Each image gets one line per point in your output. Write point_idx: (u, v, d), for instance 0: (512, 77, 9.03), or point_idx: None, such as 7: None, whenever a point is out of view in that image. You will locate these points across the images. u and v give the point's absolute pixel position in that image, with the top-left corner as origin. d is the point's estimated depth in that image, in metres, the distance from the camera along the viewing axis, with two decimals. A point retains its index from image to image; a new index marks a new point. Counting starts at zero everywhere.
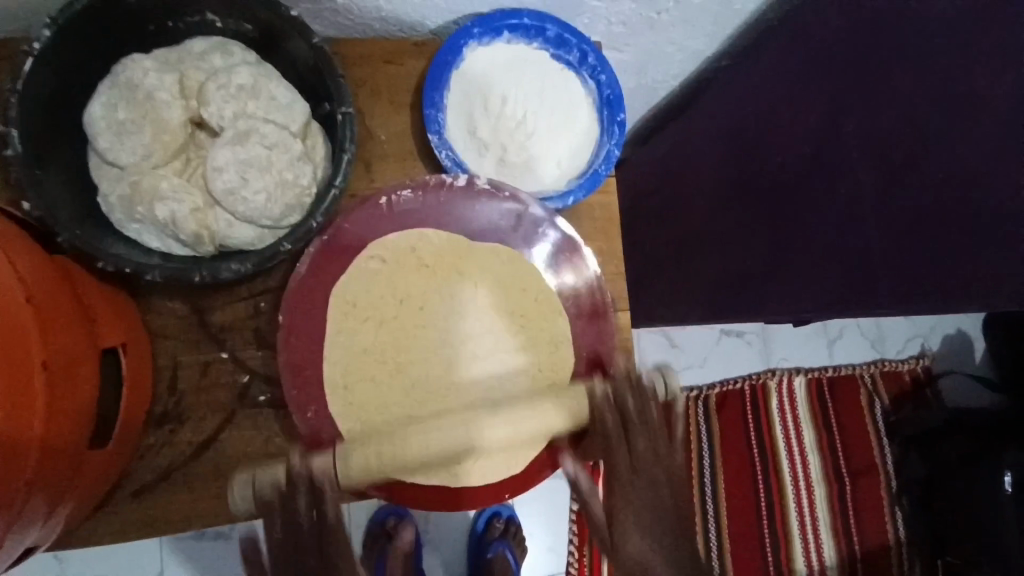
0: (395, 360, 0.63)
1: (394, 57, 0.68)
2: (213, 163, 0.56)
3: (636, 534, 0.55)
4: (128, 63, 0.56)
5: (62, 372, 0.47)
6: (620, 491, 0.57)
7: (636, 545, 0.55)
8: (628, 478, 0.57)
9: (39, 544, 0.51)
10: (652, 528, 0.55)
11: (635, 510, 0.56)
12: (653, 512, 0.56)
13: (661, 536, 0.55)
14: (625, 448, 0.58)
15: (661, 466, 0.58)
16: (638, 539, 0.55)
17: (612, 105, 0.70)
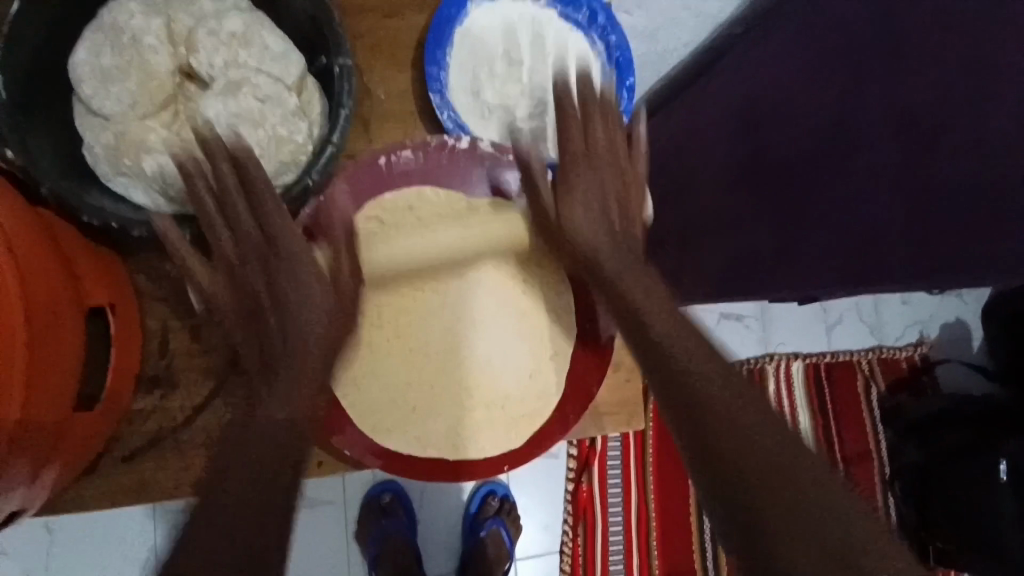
0: (391, 329, 0.63)
1: (395, 13, 0.65)
2: (204, 115, 0.54)
3: (579, 209, 0.56)
4: (117, 6, 0.54)
5: (44, 330, 0.45)
6: (571, 182, 0.56)
7: (579, 196, 0.55)
8: (586, 208, 0.55)
9: (25, 508, 0.50)
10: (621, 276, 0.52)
11: (591, 228, 0.54)
12: (604, 228, 0.54)
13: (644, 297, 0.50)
14: (585, 168, 0.56)
15: (611, 189, 0.56)
16: (589, 229, 0.55)
17: (621, 68, 0.68)
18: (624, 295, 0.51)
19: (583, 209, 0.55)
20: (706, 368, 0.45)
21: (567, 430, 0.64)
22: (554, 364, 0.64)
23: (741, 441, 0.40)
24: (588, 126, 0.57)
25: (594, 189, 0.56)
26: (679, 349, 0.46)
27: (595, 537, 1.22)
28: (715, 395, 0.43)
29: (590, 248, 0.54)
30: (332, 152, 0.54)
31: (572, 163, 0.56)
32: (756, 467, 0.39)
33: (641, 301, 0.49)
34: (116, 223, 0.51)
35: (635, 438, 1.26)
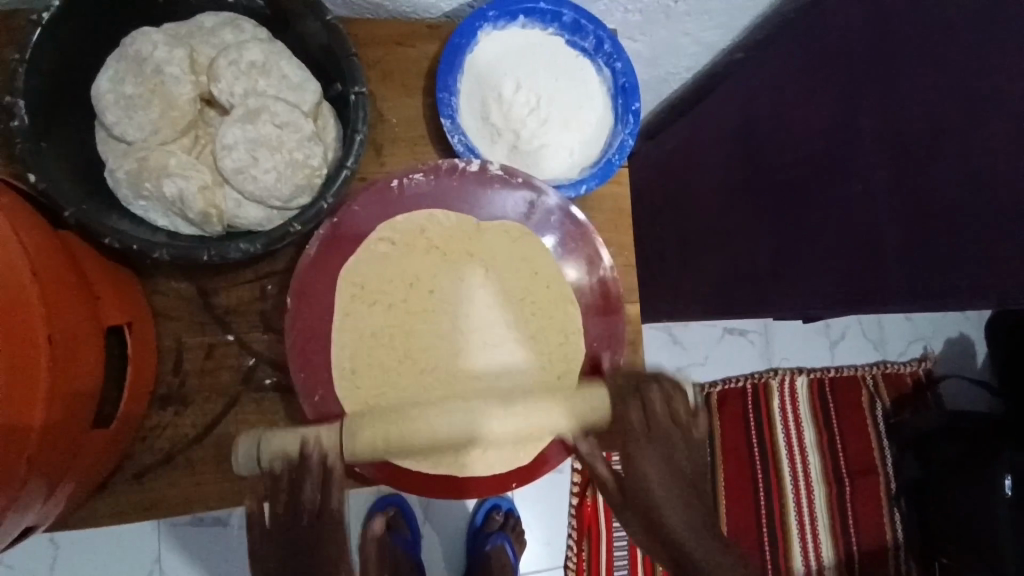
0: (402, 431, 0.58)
1: (406, 40, 0.67)
2: (222, 141, 0.55)
3: (647, 467, 0.54)
4: (137, 36, 0.55)
5: (64, 348, 0.46)
6: (655, 503, 0.52)
7: (645, 484, 0.53)
8: (657, 472, 0.53)
9: (38, 524, 0.51)
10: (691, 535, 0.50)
11: (657, 492, 0.52)
12: (671, 493, 0.52)
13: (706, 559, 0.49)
14: (647, 447, 0.55)
15: (675, 475, 0.54)
16: (659, 485, 0.53)
17: (627, 93, 0.69)
18: (666, 517, 0.51)
19: (651, 471, 0.53)
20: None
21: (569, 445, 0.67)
22: (560, 382, 0.65)
23: None
24: (649, 405, 0.58)
25: (660, 472, 0.53)
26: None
27: (599, 552, 1.22)
28: None
29: (655, 508, 0.52)
30: (347, 177, 0.55)
31: (636, 446, 0.55)
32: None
33: (700, 553, 0.49)
34: (135, 246, 0.51)
35: None
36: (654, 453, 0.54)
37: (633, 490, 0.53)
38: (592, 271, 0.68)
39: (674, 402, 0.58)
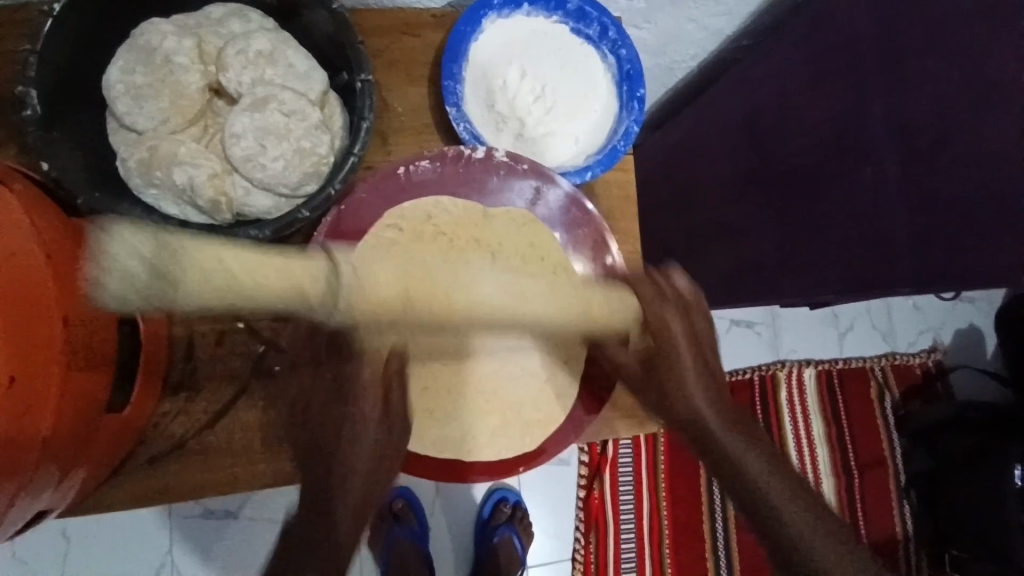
0: (433, 305, 0.61)
1: (412, 28, 0.67)
2: (231, 129, 0.56)
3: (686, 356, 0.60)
4: (147, 26, 0.56)
5: (78, 334, 0.47)
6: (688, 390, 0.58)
7: (676, 367, 0.59)
8: (693, 368, 0.59)
9: (52, 508, 0.52)
10: (708, 410, 0.58)
11: (686, 373, 0.59)
12: (694, 362, 0.59)
13: (710, 406, 0.58)
14: (684, 350, 0.59)
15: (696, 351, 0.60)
16: (692, 371, 0.59)
17: (632, 80, 0.69)
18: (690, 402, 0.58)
19: (680, 334, 0.60)
20: (778, 480, 0.55)
21: (577, 429, 0.68)
22: (562, 364, 0.69)
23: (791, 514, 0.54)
24: (670, 286, 0.62)
25: (685, 331, 0.60)
26: (733, 440, 0.57)
27: (607, 545, 1.22)
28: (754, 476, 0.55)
29: (677, 370, 0.59)
30: (354, 164, 0.55)
31: (667, 318, 0.60)
32: (807, 544, 0.53)
33: (716, 432, 0.57)
34: None
35: (645, 443, 1.28)
36: (686, 345, 0.60)
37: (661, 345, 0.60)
38: (599, 258, 0.69)
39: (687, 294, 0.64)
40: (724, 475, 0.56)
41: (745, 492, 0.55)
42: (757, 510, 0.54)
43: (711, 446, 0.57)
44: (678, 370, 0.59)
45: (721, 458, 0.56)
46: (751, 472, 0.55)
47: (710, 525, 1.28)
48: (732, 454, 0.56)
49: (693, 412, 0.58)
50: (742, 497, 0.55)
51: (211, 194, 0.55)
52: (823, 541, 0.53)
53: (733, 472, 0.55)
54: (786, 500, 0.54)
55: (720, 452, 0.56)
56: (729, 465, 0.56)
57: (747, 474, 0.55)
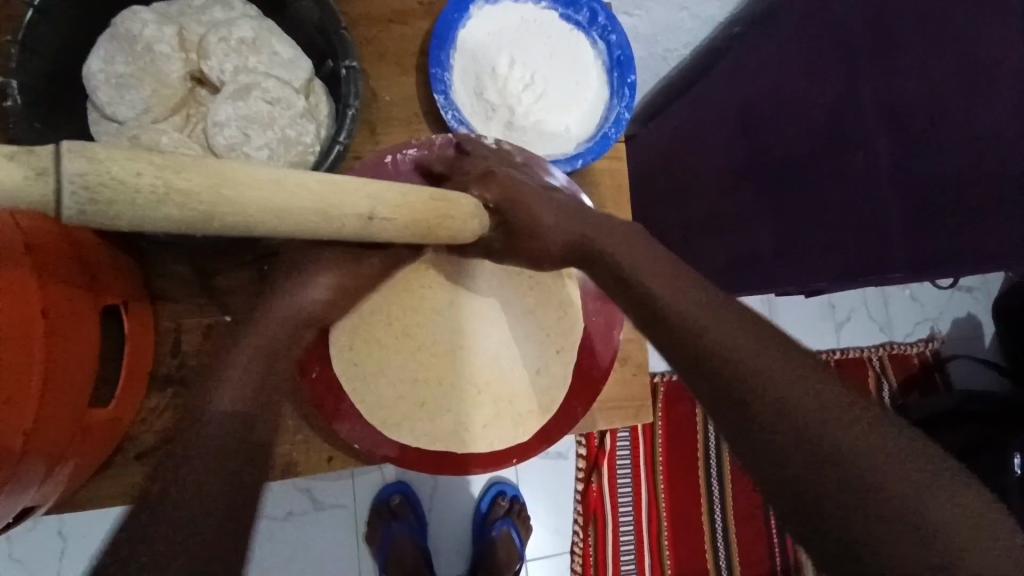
0: (222, 168, 0.31)
1: (400, 17, 0.67)
2: (214, 118, 0.55)
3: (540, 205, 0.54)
4: (127, 14, 0.55)
5: (64, 327, 0.47)
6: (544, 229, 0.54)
7: (533, 220, 0.54)
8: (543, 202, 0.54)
9: (39, 504, 0.51)
10: (561, 221, 0.54)
11: (537, 212, 0.54)
12: (556, 208, 0.55)
13: (577, 231, 0.54)
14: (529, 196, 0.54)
15: (553, 199, 0.55)
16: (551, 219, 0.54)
17: (622, 66, 0.69)
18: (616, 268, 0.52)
19: (522, 185, 0.55)
20: (734, 332, 0.45)
21: (574, 420, 0.66)
22: (556, 354, 0.67)
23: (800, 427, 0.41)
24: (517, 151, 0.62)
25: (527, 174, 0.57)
26: (616, 247, 0.52)
27: (606, 538, 1.22)
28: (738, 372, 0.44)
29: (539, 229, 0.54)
30: (340, 152, 0.54)
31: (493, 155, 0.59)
32: (809, 426, 0.41)
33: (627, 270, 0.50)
34: None
35: (643, 436, 1.28)
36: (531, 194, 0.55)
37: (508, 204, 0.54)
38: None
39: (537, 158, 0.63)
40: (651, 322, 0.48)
41: (716, 385, 0.44)
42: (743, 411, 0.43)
43: (656, 311, 0.48)
44: (532, 216, 0.54)
45: (659, 320, 0.47)
46: (701, 324, 0.46)
47: (709, 517, 1.28)
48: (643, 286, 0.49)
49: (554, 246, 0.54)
50: (696, 368, 0.45)
51: None
52: (816, 405, 0.41)
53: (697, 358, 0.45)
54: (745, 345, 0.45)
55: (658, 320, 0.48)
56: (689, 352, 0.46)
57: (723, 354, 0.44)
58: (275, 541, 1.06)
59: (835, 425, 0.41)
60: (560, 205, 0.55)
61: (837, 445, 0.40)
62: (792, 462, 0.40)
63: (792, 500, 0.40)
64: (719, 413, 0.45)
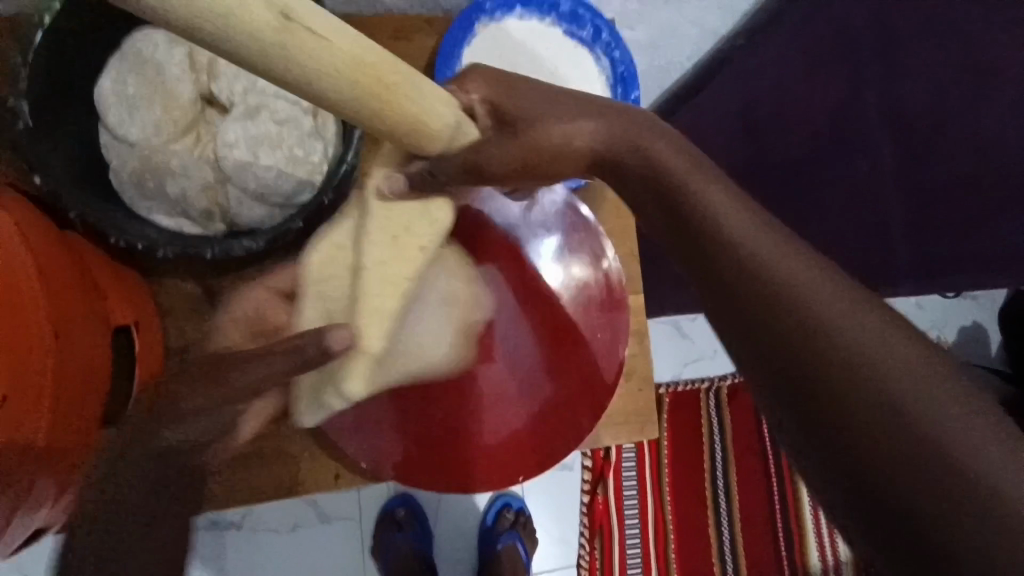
0: None
1: (405, 34, 0.67)
2: (224, 138, 0.56)
3: (547, 115, 0.43)
4: (140, 36, 0.56)
5: (73, 344, 0.47)
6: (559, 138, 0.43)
7: (547, 126, 0.43)
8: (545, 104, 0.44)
9: (50, 526, 0.51)
10: (580, 125, 0.44)
11: (547, 119, 0.43)
12: (566, 110, 0.44)
13: (601, 133, 0.44)
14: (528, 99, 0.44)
15: (562, 102, 0.44)
16: (560, 127, 0.43)
17: (626, 82, 0.70)
18: (656, 164, 0.42)
19: (519, 85, 0.45)
20: (801, 265, 0.36)
21: (577, 437, 0.66)
22: (566, 369, 0.68)
23: (885, 405, 0.32)
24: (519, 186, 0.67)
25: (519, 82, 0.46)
26: (661, 147, 0.42)
27: (612, 550, 1.21)
28: (826, 332, 0.33)
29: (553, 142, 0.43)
30: (349, 172, 0.55)
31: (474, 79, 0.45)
32: (914, 415, 0.31)
33: (671, 169, 0.41)
34: (142, 244, 0.51)
35: (649, 447, 1.28)
36: (534, 97, 0.44)
37: (509, 118, 0.43)
38: (596, 265, 0.70)
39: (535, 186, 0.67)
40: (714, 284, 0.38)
41: (801, 374, 0.34)
42: (826, 402, 0.33)
43: (711, 242, 0.38)
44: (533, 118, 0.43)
45: (736, 283, 0.37)
46: (801, 289, 0.35)
47: (716, 528, 1.27)
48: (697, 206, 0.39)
49: (568, 143, 0.44)
50: (789, 354, 0.34)
51: (204, 210, 0.56)
52: (919, 373, 0.32)
53: (788, 340, 0.34)
54: (852, 316, 0.34)
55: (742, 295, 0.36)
56: (781, 334, 0.34)
57: (823, 329, 0.34)
58: (281, 551, 1.06)
59: (949, 418, 0.31)
60: (573, 106, 0.44)
61: (923, 435, 0.31)
62: (878, 450, 0.31)
63: (862, 491, 0.32)
64: (789, 409, 0.34)
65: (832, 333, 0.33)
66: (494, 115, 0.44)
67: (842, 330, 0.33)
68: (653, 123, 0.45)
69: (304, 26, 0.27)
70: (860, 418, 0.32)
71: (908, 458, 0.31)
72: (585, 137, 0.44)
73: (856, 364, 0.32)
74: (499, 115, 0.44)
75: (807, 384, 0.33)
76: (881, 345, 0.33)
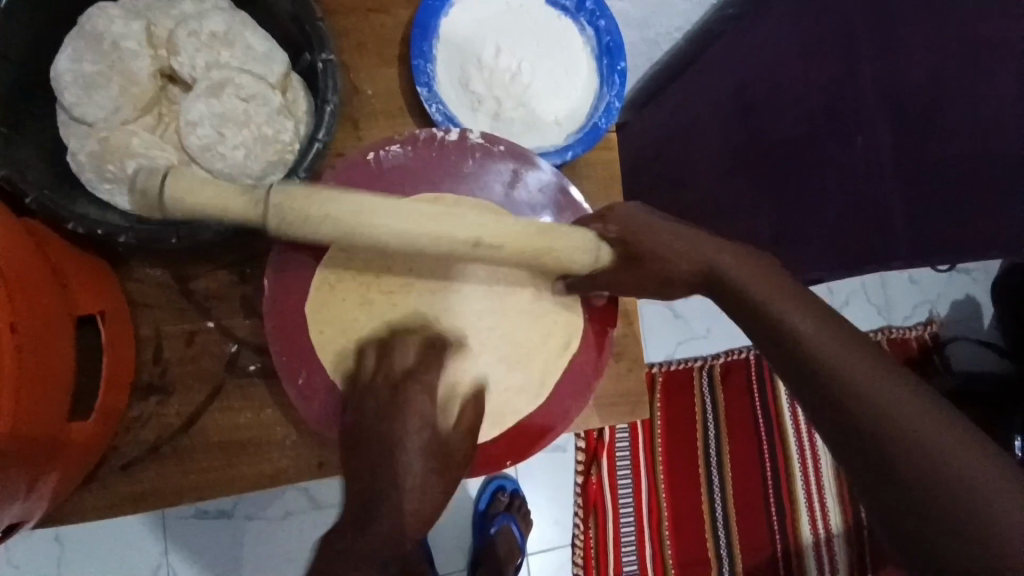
0: (352, 214, 0.42)
1: (381, 6, 0.65)
2: (186, 116, 0.53)
3: (663, 239, 0.56)
4: (94, 11, 0.53)
5: (37, 337, 0.45)
6: (672, 264, 0.55)
7: (669, 260, 0.55)
8: (672, 237, 0.56)
9: (25, 519, 0.50)
10: (690, 248, 0.55)
11: (670, 248, 0.55)
12: (680, 241, 0.55)
13: (709, 252, 0.54)
14: (657, 233, 0.56)
15: (672, 237, 0.56)
16: (677, 255, 0.55)
17: (612, 53, 0.67)
18: (762, 295, 0.50)
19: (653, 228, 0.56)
20: (826, 329, 0.46)
21: (568, 417, 0.66)
22: (559, 348, 0.66)
23: (881, 420, 0.41)
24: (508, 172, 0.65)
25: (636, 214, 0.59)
26: (748, 269, 0.52)
27: (606, 529, 1.21)
28: (830, 367, 0.44)
29: (666, 267, 0.55)
30: (321, 149, 0.52)
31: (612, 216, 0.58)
32: (905, 429, 0.40)
33: (745, 282, 0.51)
34: (102, 230, 0.49)
35: (643, 428, 1.27)
36: (662, 235, 0.56)
37: (644, 248, 0.56)
38: None
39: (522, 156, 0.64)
40: (788, 370, 0.47)
41: (815, 389, 0.45)
42: (837, 414, 0.43)
43: (778, 327, 0.48)
44: (664, 249, 0.55)
45: (783, 351, 0.47)
46: (821, 348, 0.45)
47: (710, 506, 1.27)
48: (779, 319, 0.48)
49: (681, 279, 0.56)
50: (837, 422, 0.43)
51: None
52: (907, 398, 0.42)
53: (811, 373, 0.45)
54: (863, 365, 0.44)
55: (806, 377, 0.45)
56: (808, 370, 0.45)
57: (839, 372, 0.44)
58: (274, 540, 1.05)
59: (939, 437, 0.40)
60: (688, 236, 0.56)
61: (913, 447, 0.40)
62: (884, 456, 0.41)
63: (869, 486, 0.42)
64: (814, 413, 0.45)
65: (839, 369, 0.44)
66: (624, 248, 0.56)
67: (855, 373, 0.43)
68: (767, 259, 0.54)
69: (488, 245, 0.45)
70: (868, 452, 0.41)
71: (921, 487, 0.39)
72: (695, 265, 0.54)
73: (866, 394, 0.42)
74: (630, 253, 0.56)
75: (837, 428, 0.43)
76: (884, 382, 0.43)
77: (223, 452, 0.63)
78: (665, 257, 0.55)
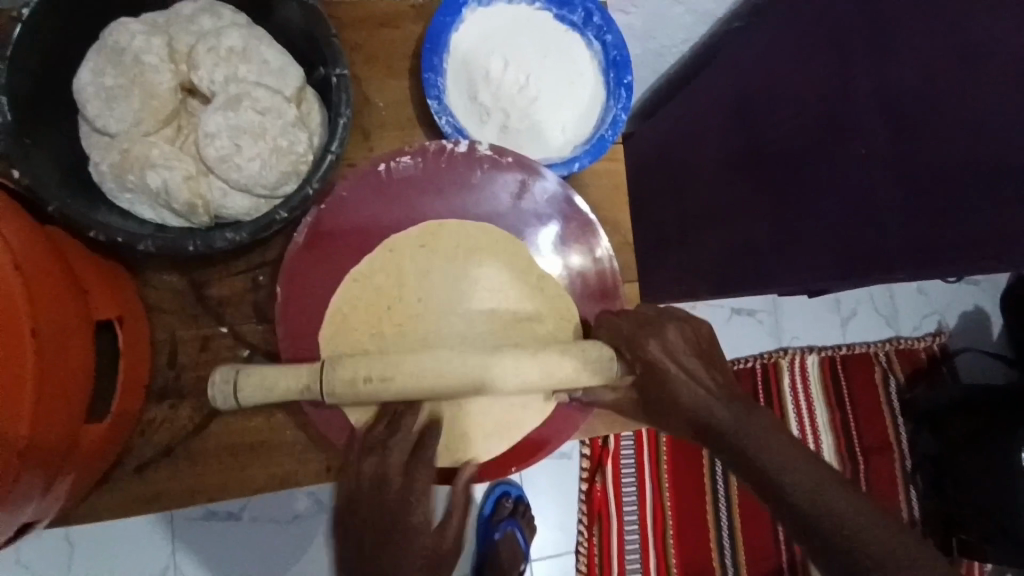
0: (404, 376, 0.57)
1: (391, 21, 0.66)
2: (204, 128, 0.54)
3: (682, 388, 0.54)
4: (116, 26, 0.55)
5: (55, 340, 0.46)
6: (685, 406, 0.54)
7: (685, 402, 0.54)
8: (684, 384, 0.54)
9: (39, 519, 0.51)
10: (705, 397, 0.53)
11: (683, 395, 0.54)
12: (695, 389, 0.54)
13: (722, 405, 0.53)
14: (676, 375, 0.55)
15: (688, 374, 0.55)
16: (690, 399, 0.54)
17: (619, 67, 0.68)
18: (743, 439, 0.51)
19: (673, 367, 0.55)
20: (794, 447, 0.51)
21: (573, 427, 0.68)
22: None
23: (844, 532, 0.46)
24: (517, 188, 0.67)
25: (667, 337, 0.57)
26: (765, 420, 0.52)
27: (611, 537, 1.22)
28: (807, 488, 0.48)
29: (676, 400, 0.54)
30: (334, 160, 0.54)
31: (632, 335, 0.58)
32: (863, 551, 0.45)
33: (745, 441, 0.51)
34: (121, 237, 0.51)
35: (649, 436, 1.28)
36: (680, 375, 0.55)
37: (656, 376, 0.55)
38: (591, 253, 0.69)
39: (530, 165, 0.66)
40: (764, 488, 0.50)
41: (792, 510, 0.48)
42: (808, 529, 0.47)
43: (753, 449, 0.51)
44: (670, 391, 0.55)
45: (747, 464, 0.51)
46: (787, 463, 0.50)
47: (715, 516, 1.27)
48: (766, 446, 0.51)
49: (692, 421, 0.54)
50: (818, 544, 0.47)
51: (185, 203, 0.54)
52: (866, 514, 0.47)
53: (782, 498, 0.49)
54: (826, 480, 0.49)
55: (789, 508, 0.48)
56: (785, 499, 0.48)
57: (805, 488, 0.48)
58: (279, 542, 1.06)
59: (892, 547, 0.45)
60: (709, 390, 0.54)
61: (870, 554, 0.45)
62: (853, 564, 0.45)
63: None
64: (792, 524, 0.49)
65: (801, 481, 0.48)
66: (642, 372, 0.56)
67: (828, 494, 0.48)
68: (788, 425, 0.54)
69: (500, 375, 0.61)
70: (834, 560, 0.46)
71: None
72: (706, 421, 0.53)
73: (822, 508, 0.47)
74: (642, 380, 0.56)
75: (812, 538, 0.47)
76: (844, 500, 0.48)
77: (233, 455, 0.64)
78: (678, 403, 0.54)
